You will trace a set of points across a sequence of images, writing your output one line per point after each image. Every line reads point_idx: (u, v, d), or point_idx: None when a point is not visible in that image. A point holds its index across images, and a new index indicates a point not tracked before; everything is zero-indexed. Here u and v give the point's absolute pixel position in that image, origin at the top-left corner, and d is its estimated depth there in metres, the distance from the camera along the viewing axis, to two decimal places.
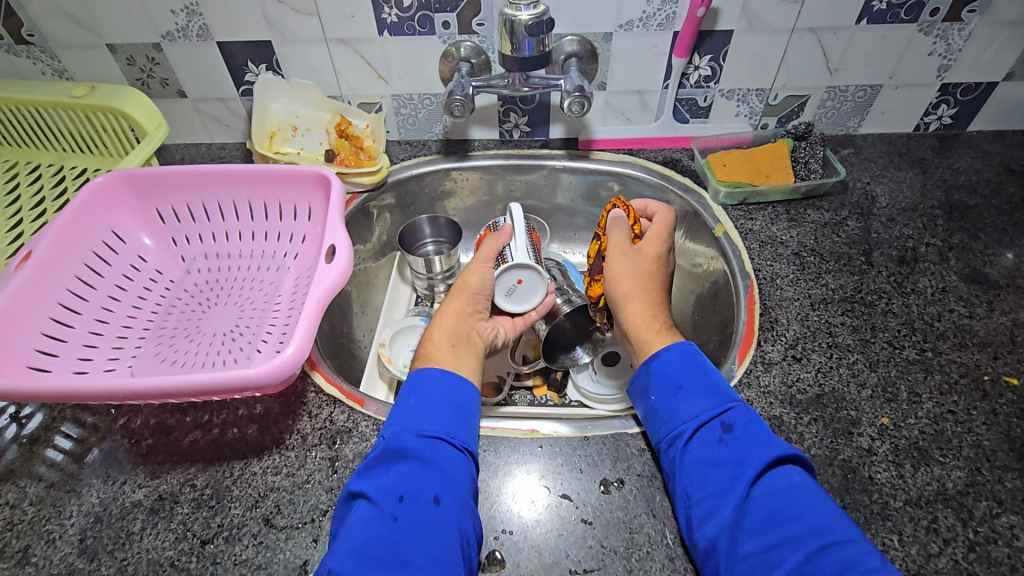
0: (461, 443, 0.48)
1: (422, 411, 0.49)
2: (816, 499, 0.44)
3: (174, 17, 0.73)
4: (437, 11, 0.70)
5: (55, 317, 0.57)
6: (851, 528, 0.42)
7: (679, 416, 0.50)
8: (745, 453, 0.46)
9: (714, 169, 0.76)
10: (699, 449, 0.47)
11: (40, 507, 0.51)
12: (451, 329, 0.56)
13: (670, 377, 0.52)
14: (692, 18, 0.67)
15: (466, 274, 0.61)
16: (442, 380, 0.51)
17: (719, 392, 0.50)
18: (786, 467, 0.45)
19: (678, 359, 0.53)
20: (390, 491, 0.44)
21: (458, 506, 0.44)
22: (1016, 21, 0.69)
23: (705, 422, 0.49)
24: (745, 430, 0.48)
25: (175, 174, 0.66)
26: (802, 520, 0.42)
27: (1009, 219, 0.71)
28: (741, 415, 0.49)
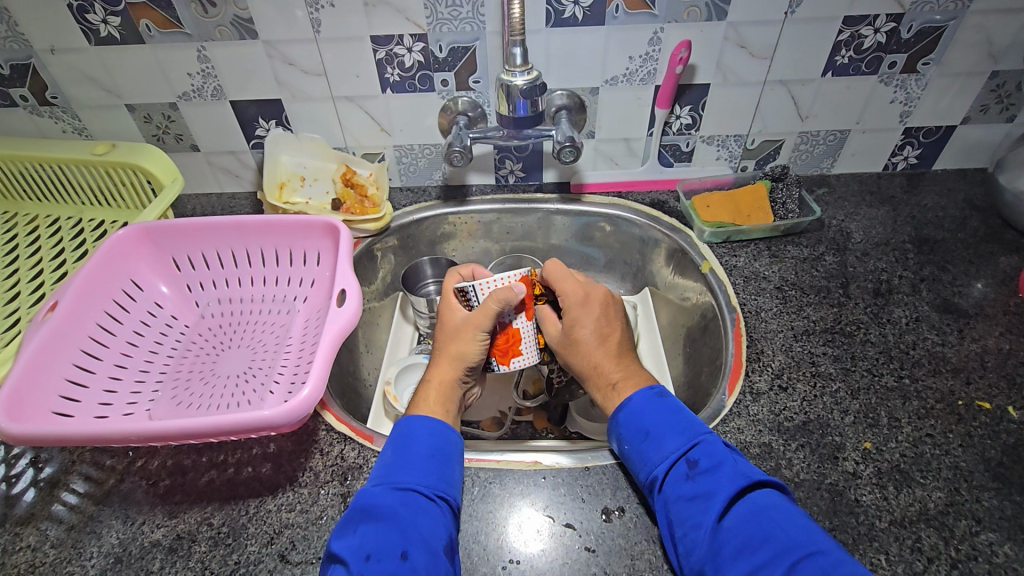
0: (435, 490, 0.51)
1: (400, 464, 0.52)
2: (787, 516, 0.46)
3: (190, 80, 0.78)
4: (437, 71, 0.76)
5: (78, 364, 0.60)
6: (823, 542, 0.44)
7: (651, 460, 0.53)
8: (713, 484, 0.49)
9: (698, 210, 0.81)
10: (673, 486, 0.50)
11: (60, 549, 0.53)
12: (441, 395, 0.62)
13: (639, 421, 0.55)
14: (671, 74, 0.74)
15: (456, 342, 0.63)
16: (429, 431, 0.56)
17: (685, 429, 0.54)
18: (753, 493, 0.48)
19: (644, 405, 0.57)
20: (361, 547, 0.46)
21: (430, 555, 0.46)
22: (966, 71, 0.76)
23: (674, 462, 0.52)
24: (709, 463, 0.50)
25: (192, 226, 0.70)
26: (768, 543, 0.44)
27: (975, 251, 0.76)
28: (708, 448, 0.52)
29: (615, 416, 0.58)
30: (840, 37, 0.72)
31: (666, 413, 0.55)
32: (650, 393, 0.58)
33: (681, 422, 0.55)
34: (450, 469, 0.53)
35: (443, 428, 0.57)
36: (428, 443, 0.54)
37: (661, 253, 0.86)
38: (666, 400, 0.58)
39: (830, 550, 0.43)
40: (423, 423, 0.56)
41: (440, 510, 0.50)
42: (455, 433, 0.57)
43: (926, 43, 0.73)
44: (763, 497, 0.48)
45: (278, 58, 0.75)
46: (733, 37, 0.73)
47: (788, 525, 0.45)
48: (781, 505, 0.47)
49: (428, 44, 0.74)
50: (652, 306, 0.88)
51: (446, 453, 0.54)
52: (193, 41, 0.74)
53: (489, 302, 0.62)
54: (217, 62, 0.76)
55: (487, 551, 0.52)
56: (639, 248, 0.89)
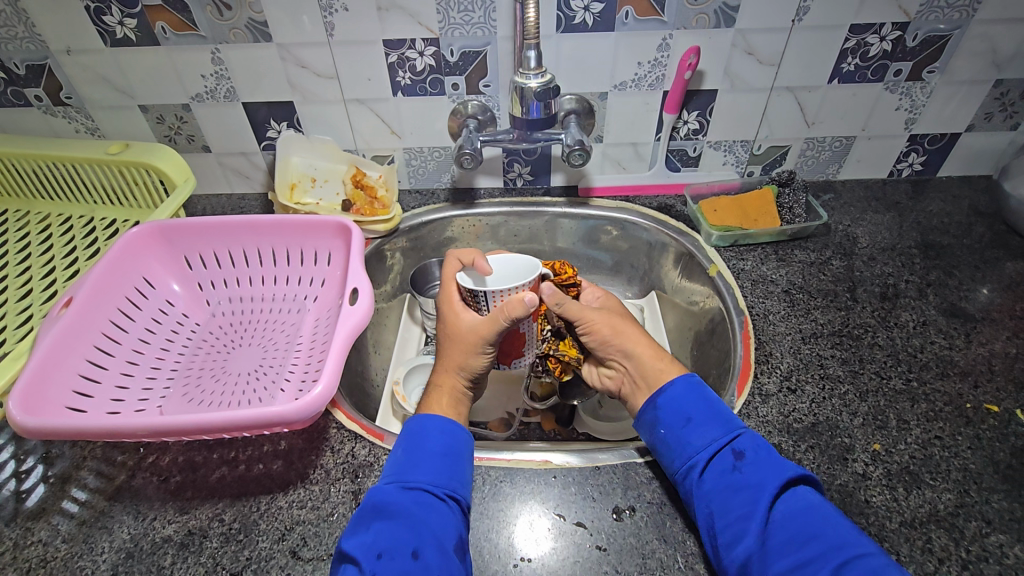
0: (447, 490, 0.51)
1: (411, 462, 0.52)
2: (831, 516, 0.46)
3: (204, 81, 0.79)
4: (448, 74, 0.77)
5: (91, 360, 0.60)
6: (865, 541, 0.44)
7: (692, 446, 0.52)
8: (761, 477, 0.49)
9: (706, 214, 0.82)
10: (717, 476, 0.50)
11: (72, 544, 0.53)
12: (452, 401, 0.61)
13: (679, 406, 0.55)
14: (679, 80, 0.75)
15: (458, 352, 0.62)
16: (440, 429, 0.55)
17: (726, 421, 0.54)
18: (797, 488, 0.48)
19: (684, 390, 0.56)
20: (373, 545, 0.46)
21: (442, 555, 0.46)
22: (971, 79, 0.77)
23: (717, 450, 0.52)
24: (755, 456, 0.51)
25: (205, 225, 0.71)
26: (820, 539, 0.44)
27: (981, 257, 0.77)
28: (751, 440, 0.52)
29: (654, 400, 0.57)
30: (847, 45, 0.73)
31: (709, 402, 0.55)
32: (691, 379, 0.58)
33: (721, 413, 0.55)
34: (461, 469, 0.53)
35: (454, 426, 0.56)
36: (440, 441, 0.54)
37: (669, 256, 0.86)
38: (704, 388, 0.57)
39: (876, 552, 0.44)
40: (434, 422, 0.56)
41: (451, 510, 0.50)
42: (465, 431, 0.56)
43: (931, 52, 0.74)
44: (809, 493, 0.48)
45: (292, 61, 0.76)
46: (741, 44, 0.74)
47: (836, 524, 0.45)
48: (826, 503, 0.48)
49: (440, 49, 0.75)
50: (658, 309, 0.89)
51: (457, 452, 0.54)
52: (207, 44, 0.75)
53: (497, 314, 0.59)
54: (231, 64, 0.77)
55: (499, 548, 0.52)
56: (647, 252, 0.89)
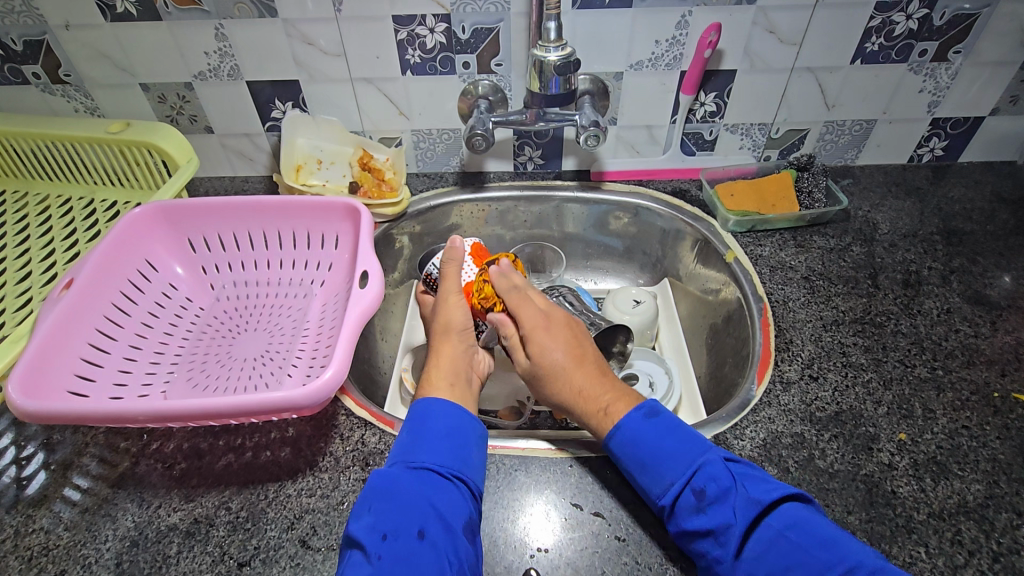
0: (452, 470, 0.49)
1: (417, 442, 0.51)
2: (813, 540, 0.43)
3: (207, 58, 0.76)
4: (458, 52, 0.75)
5: (93, 343, 0.59)
6: (859, 550, 0.42)
7: (655, 491, 0.49)
8: (725, 516, 0.45)
9: (722, 199, 0.80)
10: (683, 520, 0.47)
11: (74, 532, 0.51)
12: (451, 371, 0.59)
13: (635, 452, 0.51)
14: (698, 59, 0.72)
15: (445, 314, 0.64)
16: (445, 410, 0.54)
17: (684, 451, 0.49)
18: (780, 508, 0.45)
19: (634, 432, 0.52)
20: (378, 526, 0.44)
21: (448, 535, 0.45)
22: (997, 61, 0.74)
23: (677, 494, 0.48)
24: (718, 490, 0.46)
25: (209, 206, 0.69)
26: (796, 570, 0.42)
27: (1005, 244, 0.75)
28: (711, 470, 0.48)
29: (610, 439, 0.53)
30: (872, 24, 0.71)
31: (661, 436, 0.50)
32: (638, 415, 0.53)
33: (677, 443, 0.50)
34: (468, 450, 0.52)
35: (458, 407, 0.54)
36: (445, 421, 0.53)
37: (684, 243, 0.84)
38: (658, 420, 0.52)
39: (865, 562, 0.42)
40: (438, 401, 0.54)
41: (458, 491, 0.48)
42: (473, 417, 0.55)
43: (957, 32, 0.72)
44: (777, 518, 0.45)
45: (298, 38, 0.74)
46: (762, 21, 0.71)
47: (813, 548, 0.43)
48: (797, 522, 0.44)
49: (451, 25, 0.72)
50: (672, 297, 0.87)
51: (463, 433, 0.53)
52: (211, 19, 0.72)
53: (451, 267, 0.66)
54: (235, 41, 0.74)
55: (514, 538, 0.50)
56: (660, 238, 0.87)
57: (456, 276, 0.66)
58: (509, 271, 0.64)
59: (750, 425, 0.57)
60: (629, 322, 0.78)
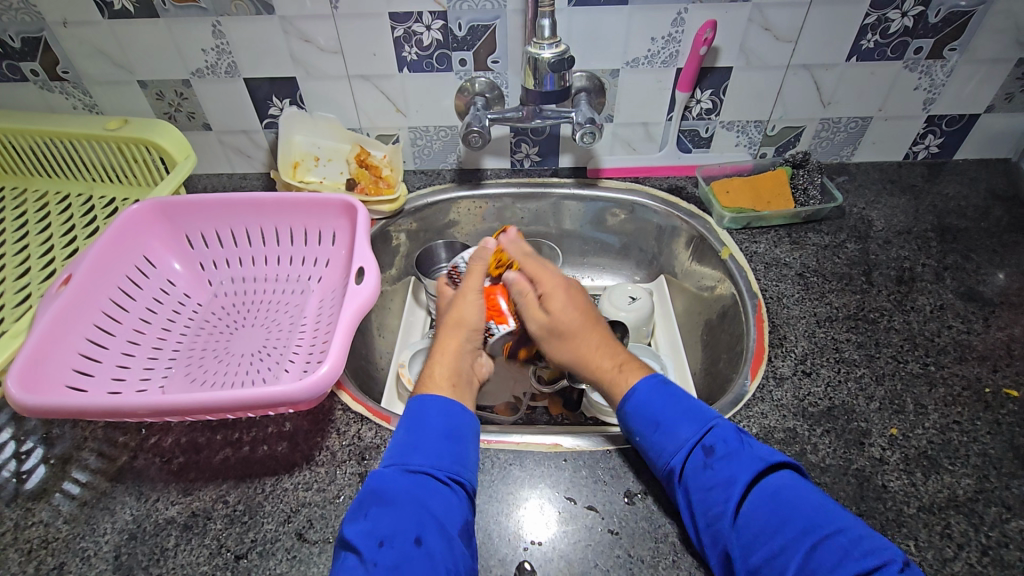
0: (449, 473, 0.50)
1: (413, 445, 0.51)
2: (804, 493, 0.46)
3: (205, 55, 0.77)
4: (455, 50, 0.75)
5: (91, 338, 0.59)
6: (845, 516, 0.44)
7: (666, 451, 0.51)
8: (733, 471, 0.47)
9: (718, 196, 0.80)
10: (692, 476, 0.49)
11: (73, 525, 0.52)
12: (450, 370, 0.60)
13: (649, 411, 0.53)
14: (694, 56, 0.73)
15: (457, 308, 0.64)
16: (443, 411, 0.54)
17: (696, 415, 0.52)
18: (776, 473, 0.48)
19: (650, 394, 0.55)
20: (374, 532, 0.45)
21: (447, 541, 0.45)
22: (993, 58, 0.75)
23: (688, 450, 0.50)
24: (726, 449, 0.49)
25: (206, 202, 0.69)
26: (790, 524, 0.44)
27: (999, 240, 0.75)
28: (722, 433, 0.50)
29: (624, 407, 0.55)
30: (867, 21, 0.71)
31: (670, 400, 0.54)
32: (651, 381, 0.56)
33: (686, 408, 0.53)
34: (463, 451, 0.52)
35: (458, 408, 0.55)
36: (443, 423, 0.53)
37: (679, 240, 0.85)
38: (670, 387, 0.56)
39: (852, 526, 0.43)
40: (435, 401, 0.55)
41: (454, 494, 0.49)
42: (468, 414, 0.55)
43: (952, 29, 0.72)
44: (777, 479, 0.47)
45: (295, 35, 0.74)
46: (757, 18, 0.71)
47: (806, 504, 0.45)
48: (794, 484, 0.46)
49: (447, 22, 0.72)
50: (668, 293, 0.87)
51: (461, 435, 0.53)
52: (208, 16, 0.72)
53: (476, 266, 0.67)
54: (232, 38, 0.75)
55: (509, 532, 0.51)
56: (656, 235, 0.88)
57: (480, 275, 0.66)
58: (518, 239, 0.69)
59: (743, 420, 0.58)
60: (625, 319, 0.78)
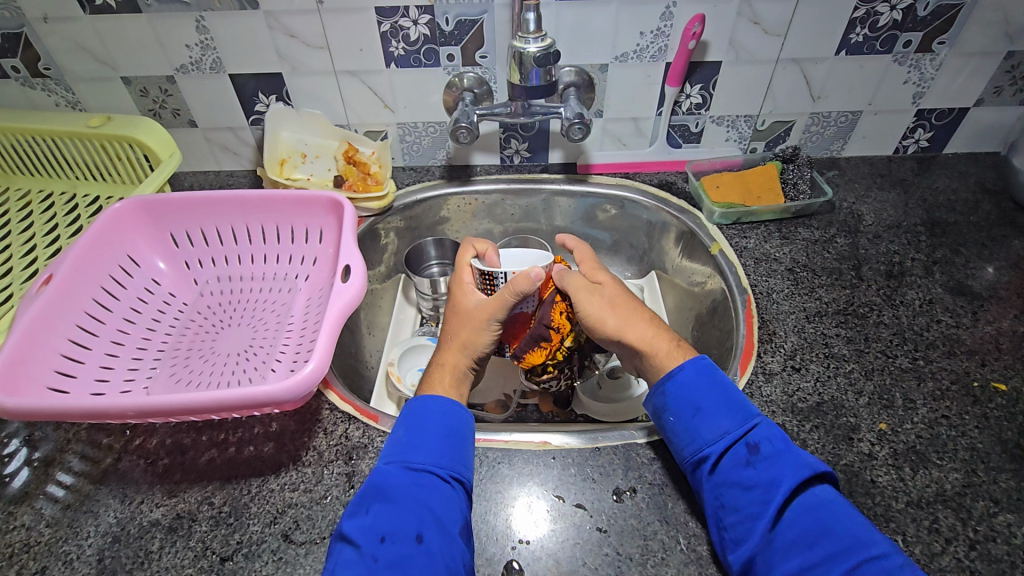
0: (449, 471, 0.49)
1: (413, 441, 0.51)
2: (846, 514, 0.45)
3: (188, 51, 0.76)
4: (442, 45, 0.74)
5: (73, 339, 0.59)
6: (883, 540, 0.43)
7: (702, 438, 0.50)
8: (777, 472, 0.46)
9: (708, 191, 0.80)
10: (731, 469, 0.48)
11: (56, 528, 0.51)
12: (455, 379, 0.60)
13: (689, 396, 0.52)
14: (683, 50, 0.72)
15: (467, 330, 0.61)
16: (443, 408, 0.54)
17: (741, 410, 0.50)
18: (816, 486, 0.46)
19: (694, 380, 0.52)
20: (374, 528, 0.45)
21: (446, 538, 0.45)
22: (982, 51, 0.74)
23: (731, 443, 0.49)
24: (771, 450, 0.48)
25: (191, 201, 0.68)
26: (830, 538, 0.43)
27: (988, 234, 0.75)
28: (766, 432, 0.49)
29: (664, 385, 0.53)
30: (856, 14, 0.71)
31: (718, 389, 0.52)
32: (700, 364, 0.54)
33: (732, 402, 0.51)
34: (463, 449, 0.52)
35: (454, 406, 0.54)
36: (442, 421, 0.53)
37: (670, 236, 0.85)
38: (716, 374, 0.53)
39: (892, 552, 0.42)
40: (435, 400, 0.54)
41: (454, 491, 0.49)
42: (465, 410, 0.55)
43: (941, 22, 0.72)
44: (821, 491, 0.46)
45: (279, 30, 0.73)
46: (746, 12, 0.71)
47: (845, 523, 0.44)
48: (837, 499, 0.46)
49: (434, 17, 0.72)
50: (658, 289, 0.87)
51: (460, 433, 0.53)
52: (191, 11, 0.71)
53: (505, 292, 0.59)
54: (216, 33, 0.73)
55: (497, 531, 0.51)
56: (647, 231, 0.87)
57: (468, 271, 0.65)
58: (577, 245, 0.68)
59: None
60: None
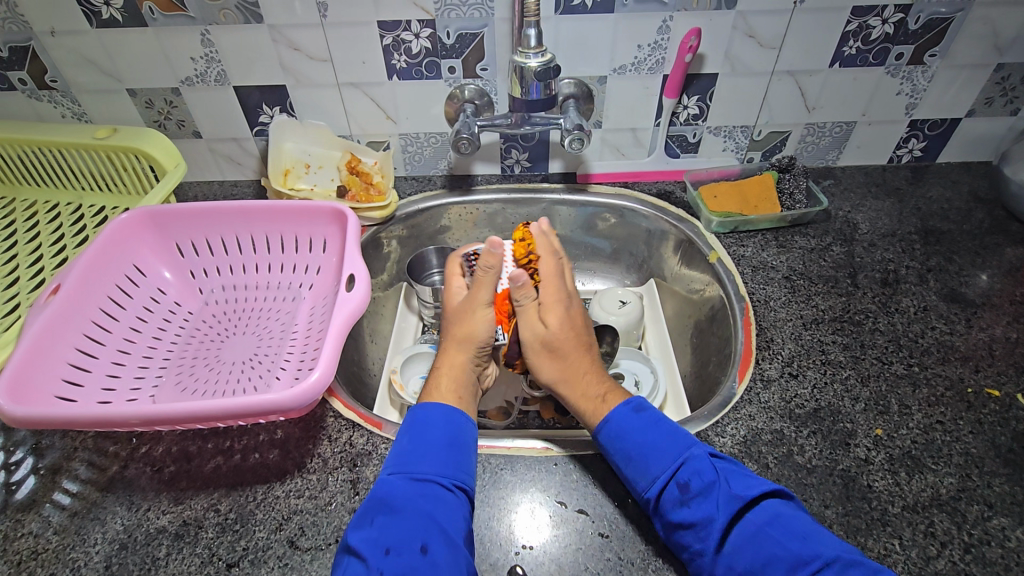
0: (452, 480, 0.50)
1: (417, 451, 0.52)
2: (789, 531, 0.45)
3: (193, 64, 0.77)
4: (444, 57, 0.76)
5: (81, 349, 0.59)
6: (829, 549, 0.43)
7: (639, 483, 0.51)
8: (707, 507, 0.47)
9: (706, 201, 0.81)
10: (670, 511, 0.48)
11: (63, 536, 0.52)
12: (455, 383, 0.60)
13: (620, 442, 0.53)
14: (680, 63, 0.74)
15: (468, 323, 0.63)
16: (444, 418, 0.55)
17: (669, 448, 0.51)
18: (755, 506, 0.47)
19: (624, 423, 0.54)
20: (379, 540, 0.45)
21: (452, 548, 0.45)
22: (972, 63, 0.76)
23: (663, 486, 0.49)
24: (700, 483, 0.48)
25: (197, 211, 0.69)
26: (774, 565, 0.43)
27: (981, 242, 0.77)
28: (694, 465, 0.50)
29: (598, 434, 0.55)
30: (848, 28, 0.72)
31: (648, 430, 0.53)
32: (625, 410, 0.56)
33: (663, 438, 0.52)
34: (465, 459, 0.53)
35: (459, 416, 0.56)
36: (444, 431, 0.54)
37: (668, 244, 0.86)
38: (644, 413, 0.55)
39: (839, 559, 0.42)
40: (437, 410, 0.56)
41: (458, 500, 0.49)
42: (468, 421, 0.56)
43: (933, 35, 0.73)
44: (758, 513, 0.46)
45: (283, 43, 0.74)
46: (742, 25, 0.72)
47: (789, 537, 0.44)
48: (776, 516, 0.46)
49: (436, 30, 0.73)
50: (658, 297, 0.88)
51: (462, 442, 0.54)
52: (197, 25, 0.73)
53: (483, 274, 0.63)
54: (221, 46, 0.75)
55: (500, 536, 0.51)
56: (646, 240, 0.88)
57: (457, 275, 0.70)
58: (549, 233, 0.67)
59: (731, 422, 0.58)
60: (615, 323, 0.79)
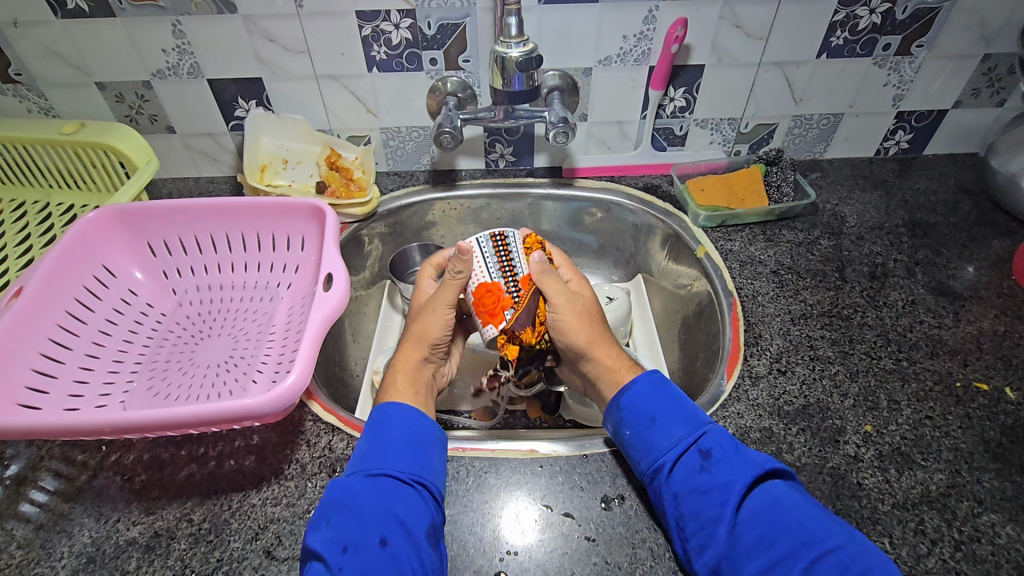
0: (415, 477, 0.49)
1: (376, 450, 0.50)
2: (800, 506, 0.45)
3: (165, 56, 0.74)
4: (425, 49, 0.73)
5: (45, 353, 0.57)
6: (839, 531, 0.43)
7: (656, 448, 0.50)
8: (730, 475, 0.47)
9: (693, 194, 0.80)
10: (685, 475, 0.48)
11: (28, 550, 0.50)
12: (411, 379, 0.60)
13: (644, 405, 0.53)
14: (666, 54, 0.72)
15: (424, 322, 0.62)
16: (404, 417, 0.53)
17: (691, 418, 0.52)
18: (767, 483, 0.47)
19: (648, 391, 0.54)
20: (337, 539, 0.43)
21: (412, 543, 0.44)
22: (959, 54, 0.75)
23: (683, 450, 0.49)
24: (722, 454, 0.49)
25: (167, 209, 0.67)
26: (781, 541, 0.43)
27: (968, 235, 0.76)
28: (716, 437, 0.50)
29: (619, 401, 0.55)
30: (836, 18, 0.71)
31: (665, 403, 0.53)
32: (651, 378, 0.56)
33: (683, 410, 0.52)
34: (428, 455, 0.51)
35: (421, 415, 0.54)
36: (405, 429, 0.52)
37: (655, 239, 0.85)
38: (668, 386, 0.56)
39: (849, 542, 0.42)
40: (398, 409, 0.54)
41: (420, 496, 0.48)
42: (432, 422, 0.54)
43: (920, 25, 0.72)
44: (770, 488, 0.46)
45: (258, 34, 0.72)
46: (728, 16, 0.71)
47: (800, 515, 0.44)
48: (783, 495, 0.46)
49: (416, 21, 0.71)
50: (645, 293, 0.87)
51: (422, 437, 0.52)
52: (167, 15, 0.70)
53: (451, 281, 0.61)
54: (193, 38, 0.72)
55: (484, 542, 0.50)
56: (632, 234, 0.87)
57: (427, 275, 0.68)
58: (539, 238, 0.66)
59: (719, 421, 0.57)
60: None
